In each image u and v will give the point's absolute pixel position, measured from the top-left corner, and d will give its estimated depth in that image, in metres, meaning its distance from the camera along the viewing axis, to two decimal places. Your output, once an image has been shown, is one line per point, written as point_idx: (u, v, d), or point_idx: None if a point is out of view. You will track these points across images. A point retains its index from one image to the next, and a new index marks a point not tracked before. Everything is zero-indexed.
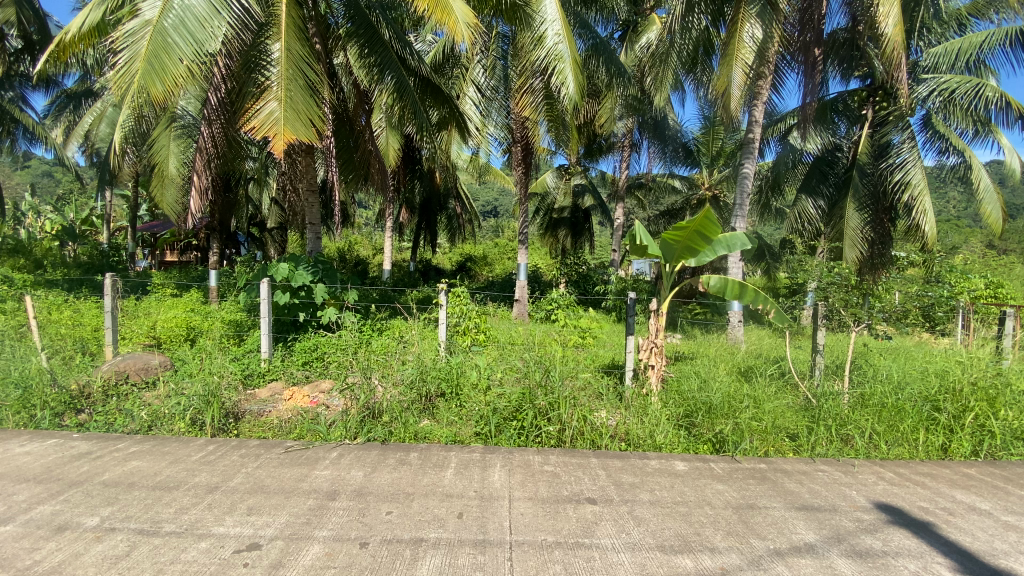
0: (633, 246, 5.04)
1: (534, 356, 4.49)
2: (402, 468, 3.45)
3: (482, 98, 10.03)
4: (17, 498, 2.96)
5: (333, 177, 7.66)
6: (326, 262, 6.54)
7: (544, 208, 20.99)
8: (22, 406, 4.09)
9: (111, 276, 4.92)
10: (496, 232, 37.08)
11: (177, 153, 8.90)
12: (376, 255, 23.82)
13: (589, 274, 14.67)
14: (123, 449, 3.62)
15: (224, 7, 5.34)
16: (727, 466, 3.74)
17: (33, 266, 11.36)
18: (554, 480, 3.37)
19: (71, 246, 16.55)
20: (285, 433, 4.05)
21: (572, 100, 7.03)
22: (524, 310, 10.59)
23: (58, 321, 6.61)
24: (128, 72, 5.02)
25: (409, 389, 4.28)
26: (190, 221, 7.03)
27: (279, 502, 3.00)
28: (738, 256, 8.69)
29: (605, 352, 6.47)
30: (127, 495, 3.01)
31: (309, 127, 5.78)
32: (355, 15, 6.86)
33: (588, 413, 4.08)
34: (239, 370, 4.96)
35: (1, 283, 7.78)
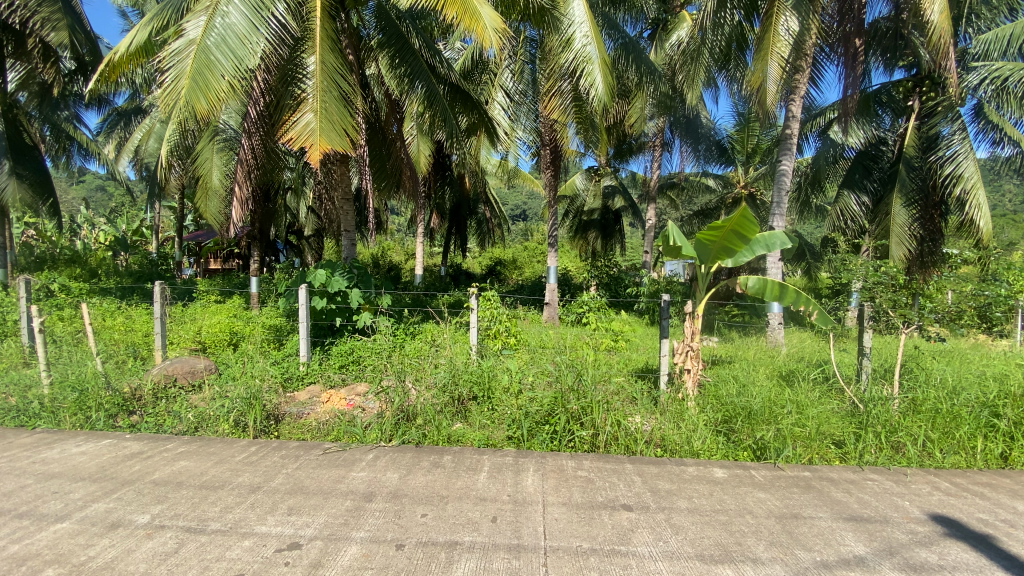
0: (666, 247, 4.94)
1: (565, 360, 4.45)
2: (436, 471, 3.48)
3: (511, 102, 9.87)
4: (73, 496, 3.12)
5: (367, 185, 7.83)
6: (361, 267, 6.65)
7: (574, 210, 20.91)
8: (79, 408, 4.32)
9: (159, 284, 5.16)
10: (526, 237, 37.01)
11: (221, 164, 9.27)
12: (408, 260, 24.23)
13: (621, 276, 14.50)
14: (171, 449, 3.78)
15: (262, 23, 5.55)
16: (769, 473, 3.61)
17: (89, 275, 12.03)
18: (588, 485, 3.33)
19: (123, 255, 17.39)
20: (323, 434, 4.16)
21: (601, 101, 6.92)
22: (554, 313, 10.58)
23: (112, 328, 6.97)
24: (175, 89, 5.28)
25: (442, 392, 4.33)
26: (231, 230, 7.31)
27: (318, 503, 3.07)
28: (777, 256, 8.43)
29: (639, 356, 6.36)
30: (175, 494, 3.14)
31: (344, 137, 5.94)
32: (386, 26, 7.03)
33: (621, 418, 4.02)
34: (280, 373, 5.10)
35: (60, 292, 8.25)
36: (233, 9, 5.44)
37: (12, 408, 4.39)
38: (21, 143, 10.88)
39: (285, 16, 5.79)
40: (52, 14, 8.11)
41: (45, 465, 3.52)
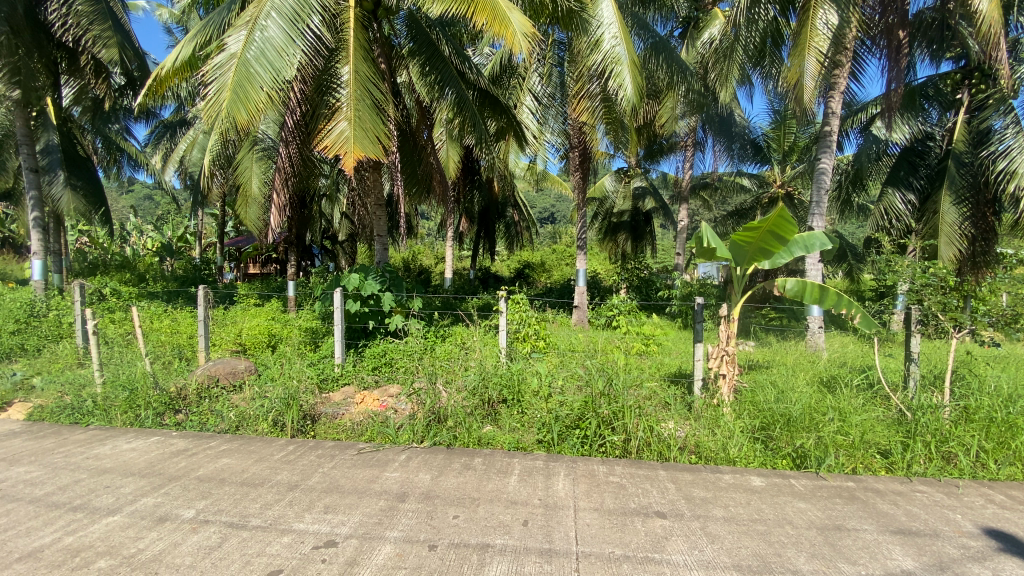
0: (700, 249, 4.84)
1: (595, 364, 4.40)
2: (467, 473, 3.50)
3: (539, 105, 9.95)
4: (124, 490, 3.28)
5: (399, 191, 7.97)
6: (393, 271, 6.80)
7: (603, 212, 20.75)
8: (129, 406, 4.54)
9: (203, 287, 5.37)
10: (554, 239, 36.94)
11: (260, 173, 9.63)
12: (438, 264, 24.53)
13: (651, 278, 14.29)
14: (215, 446, 3.93)
15: (298, 36, 5.73)
16: (809, 483, 3.48)
17: (138, 280, 12.66)
18: (620, 491, 3.28)
19: (168, 260, 18.21)
20: (357, 435, 4.25)
21: (631, 103, 6.83)
22: (583, 316, 10.49)
23: (159, 330, 7.31)
24: (216, 101, 5.50)
25: (471, 395, 4.36)
26: (270, 236, 7.56)
27: (353, 502, 3.13)
28: (816, 258, 8.14)
29: (671, 360, 6.25)
30: (218, 490, 3.26)
31: (377, 144, 6.07)
32: (417, 35, 7.17)
33: (653, 423, 3.95)
34: (316, 374, 5.23)
35: (111, 296, 8.68)
36: (271, 23, 5.63)
37: (70, 405, 4.66)
38: (76, 155, 11.60)
39: (320, 28, 5.98)
40: (103, 32, 8.50)
41: (99, 460, 3.71)
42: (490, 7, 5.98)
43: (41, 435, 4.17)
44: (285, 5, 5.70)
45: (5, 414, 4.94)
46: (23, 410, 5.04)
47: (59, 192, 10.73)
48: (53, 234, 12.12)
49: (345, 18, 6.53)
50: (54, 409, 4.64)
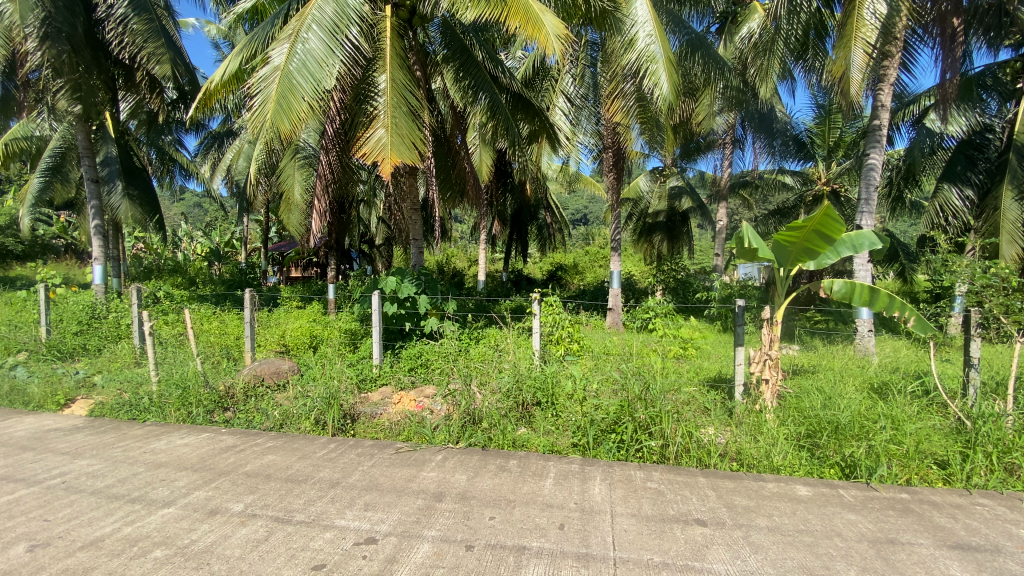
0: (741, 249, 4.71)
1: (631, 367, 4.35)
2: (503, 475, 3.51)
3: (573, 107, 9.95)
4: (178, 483, 3.46)
5: (433, 195, 8.10)
6: (428, 274, 6.91)
7: (637, 213, 20.46)
8: (182, 403, 4.78)
9: (249, 290, 5.60)
10: (587, 241, 36.65)
11: (301, 180, 9.98)
12: (472, 267, 24.80)
13: (688, 280, 13.98)
14: (261, 443, 4.09)
15: (337, 46, 5.92)
16: (859, 494, 3.33)
17: (189, 283, 13.32)
18: (658, 498, 3.22)
19: (217, 265, 19.08)
20: (395, 434, 4.34)
21: (667, 101, 6.70)
22: (618, 319, 10.34)
23: (208, 332, 7.66)
24: (262, 112, 5.74)
25: (506, 397, 4.38)
26: (311, 241, 7.81)
27: (392, 500, 3.20)
28: (865, 258, 7.78)
29: (710, 364, 6.09)
30: (264, 486, 3.39)
31: (412, 149, 6.18)
32: (451, 42, 7.29)
33: (692, 429, 3.86)
34: (355, 374, 5.39)
35: (165, 299, 9.14)
36: (312, 35, 5.83)
37: (128, 402, 4.94)
38: (132, 166, 12.31)
39: (359, 38, 6.16)
40: (156, 49, 8.99)
41: (154, 454, 3.92)
42: (523, 11, 6.01)
43: (102, 430, 4.43)
44: (325, 17, 5.90)
45: (70, 409, 5.27)
46: (86, 405, 5.37)
47: (117, 202, 11.33)
48: (112, 240, 12.88)
49: (382, 28, 6.71)
50: (114, 405, 4.93)
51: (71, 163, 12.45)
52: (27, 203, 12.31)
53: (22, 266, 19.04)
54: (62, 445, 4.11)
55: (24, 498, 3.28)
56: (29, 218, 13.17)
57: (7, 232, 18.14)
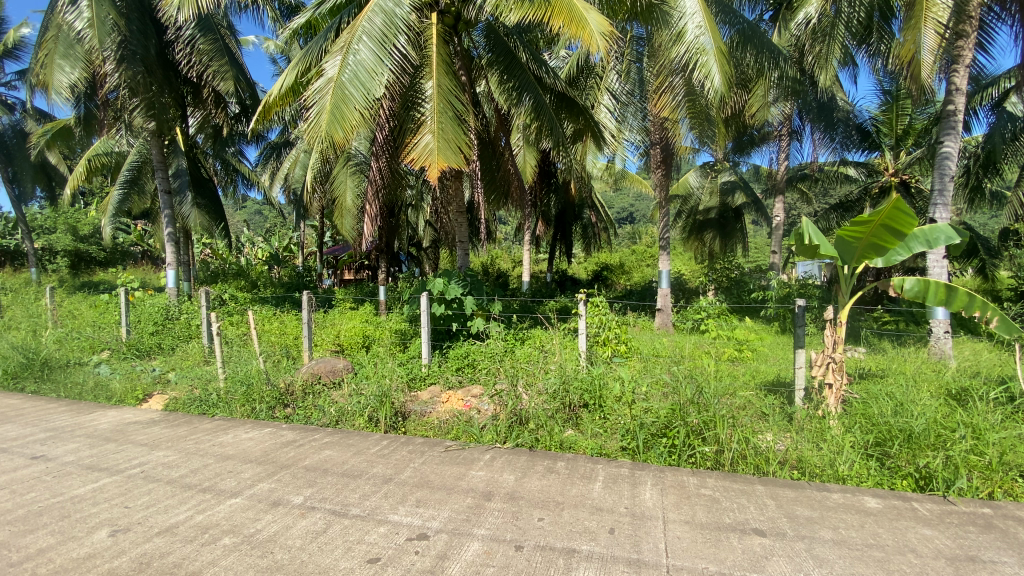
0: (800, 246, 4.49)
1: (682, 370, 4.25)
2: (551, 476, 3.50)
3: (619, 104, 9.82)
4: (244, 475, 3.68)
5: (479, 197, 8.16)
6: (474, 275, 7.01)
7: (687, 209, 19.90)
8: (247, 400, 5.09)
9: (306, 293, 5.87)
10: (633, 240, 36.04)
11: (353, 187, 10.36)
12: (516, 267, 24.92)
13: (742, 279, 13.44)
14: (319, 439, 4.28)
15: (386, 56, 6.11)
16: (936, 508, 3.08)
17: (251, 287, 14.14)
18: (713, 505, 3.12)
19: (276, 269, 20.13)
20: (444, 433, 4.42)
21: (719, 94, 6.47)
22: (667, 320, 10.04)
23: (270, 332, 8.11)
24: (317, 123, 6.00)
25: (553, 398, 4.37)
26: (362, 244, 8.08)
27: (442, 497, 3.26)
28: (940, 254, 7.22)
29: (768, 368, 5.83)
30: (321, 479, 3.55)
31: (458, 153, 6.29)
32: (495, 45, 7.37)
33: (749, 434, 3.71)
34: (405, 373, 5.54)
35: (230, 301, 9.74)
36: (363, 46, 6.04)
37: (198, 398, 5.29)
38: (200, 177, 13.20)
39: (406, 47, 6.36)
40: (221, 67, 9.58)
41: (222, 447, 4.18)
42: (566, 10, 5.98)
43: (176, 424, 4.78)
44: (374, 28, 6.09)
45: (148, 403, 5.71)
46: (162, 400, 5.81)
47: (188, 211, 12.32)
48: (183, 247, 13.87)
49: (428, 36, 6.88)
50: (187, 400, 5.30)
51: (146, 176, 13.48)
52: (110, 214, 13.45)
53: (105, 271, 20.75)
54: (141, 437, 4.46)
55: (108, 485, 3.58)
56: (111, 228, 14.34)
57: (92, 240, 19.78)
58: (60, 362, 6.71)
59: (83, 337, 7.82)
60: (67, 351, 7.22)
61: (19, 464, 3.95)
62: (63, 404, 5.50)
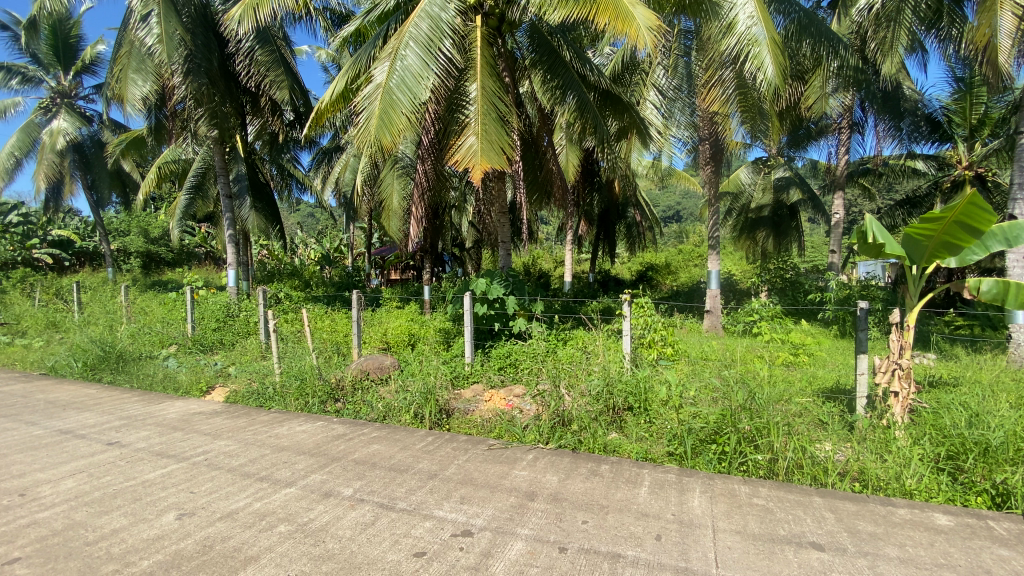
0: (863, 245, 4.24)
1: (733, 375, 4.19)
2: (595, 479, 3.47)
3: (665, 99, 9.50)
4: (298, 466, 3.85)
5: (521, 198, 8.17)
6: (516, 275, 7.03)
7: (737, 207, 19.18)
8: (301, 394, 5.33)
9: (355, 292, 6.07)
10: (679, 240, 35.17)
11: (399, 189, 10.62)
12: (557, 267, 24.85)
13: (798, 279, 12.80)
14: (367, 433, 4.43)
15: (432, 61, 6.23)
16: (1016, 528, 2.83)
17: (304, 286, 14.79)
18: (766, 516, 2.99)
19: (326, 269, 20.90)
20: (487, 431, 4.46)
21: (772, 86, 6.18)
22: (717, 322, 9.69)
23: (322, 329, 8.44)
24: (366, 128, 6.19)
25: (596, 400, 4.32)
26: (408, 245, 8.26)
27: (486, 495, 3.30)
28: (1022, 253, 6.63)
29: (825, 374, 5.55)
30: (370, 473, 3.66)
31: (501, 154, 6.34)
32: (539, 44, 7.37)
33: (806, 443, 3.55)
34: (449, 371, 5.64)
35: (285, 299, 10.22)
36: (410, 52, 6.18)
37: (256, 391, 5.58)
38: (258, 182, 13.91)
39: (452, 51, 6.46)
40: (277, 76, 10.05)
41: (278, 439, 4.39)
42: (612, 6, 5.91)
43: (236, 415, 5.06)
44: (421, 34, 6.22)
45: (210, 395, 6.07)
46: (223, 393, 6.16)
47: (247, 214, 13.00)
48: (242, 248, 14.65)
49: (472, 38, 6.98)
50: (245, 393, 5.60)
51: (209, 182, 14.33)
52: (177, 218, 14.44)
53: (172, 271, 22.23)
54: (205, 427, 4.75)
55: (175, 472, 3.83)
56: (178, 231, 15.36)
57: (161, 242, 21.53)
58: (133, 355, 7.24)
59: (153, 332, 8.39)
60: (139, 345, 7.77)
61: (97, 449, 4.29)
62: (136, 394, 5.93)
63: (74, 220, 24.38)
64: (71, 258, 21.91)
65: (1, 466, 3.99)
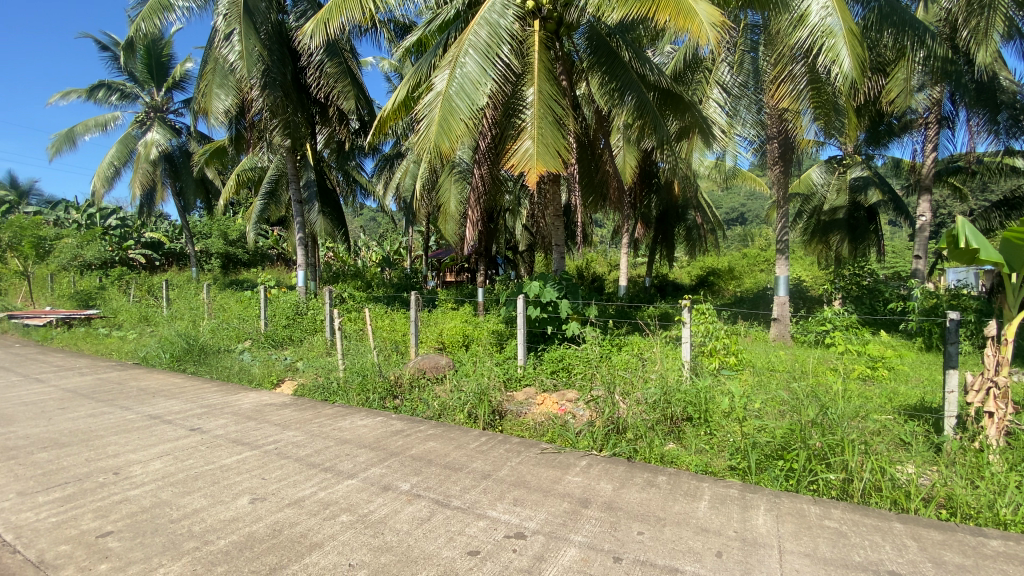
0: (953, 250, 3.89)
1: (803, 388, 4.00)
2: (651, 490, 3.38)
3: (730, 97, 9.10)
4: (359, 458, 4.02)
5: (576, 201, 8.09)
6: (569, 279, 6.97)
7: (808, 210, 18.06)
8: (362, 389, 5.57)
9: (414, 293, 6.27)
10: (744, 244, 33.60)
11: (456, 193, 10.85)
12: (612, 271, 24.47)
13: (877, 287, 11.86)
14: (424, 430, 4.56)
15: (490, 67, 6.34)
16: None
17: (366, 286, 15.43)
18: (839, 539, 2.79)
19: (387, 270, 21.69)
20: (539, 435, 4.46)
21: (849, 80, 5.77)
22: (784, 331, 9.15)
23: (382, 328, 8.79)
24: (426, 134, 6.38)
25: (653, 409, 4.20)
26: (464, 248, 8.40)
27: (539, 499, 3.30)
28: None
29: (908, 391, 5.11)
30: (426, 469, 3.77)
31: (557, 158, 6.33)
32: (598, 45, 7.31)
33: (885, 464, 3.29)
34: (502, 373, 5.70)
35: (348, 299, 10.71)
36: (469, 59, 6.32)
37: (322, 385, 5.89)
38: (325, 188, 14.67)
39: (509, 56, 6.54)
40: (344, 87, 10.59)
41: (341, 432, 4.61)
42: (674, 3, 5.77)
43: (303, 407, 5.37)
44: (480, 41, 6.35)
45: (280, 387, 6.48)
46: (291, 386, 6.54)
47: (315, 218, 13.79)
48: (310, 250, 15.50)
49: (530, 43, 7.02)
50: (312, 387, 5.92)
51: (281, 188, 15.28)
52: (253, 221, 15.54)
53: (248, 271, 23.92)
54: (275, 418, 5.07)
55: (248, 458, 4.12)
56: (254, 234, 16.49)
57: (238, 244, 23.23)
58: (213, 348, 7.85)
59: (231, 327, 9.04)
60: (218, 338, 8.41)
61: (181, 434, 4.68)
62: (215, 385, 6.41)
63: (163, 223, 26.76)
64: (160, 258, 24.07)
65: (100, 445, 4.44)
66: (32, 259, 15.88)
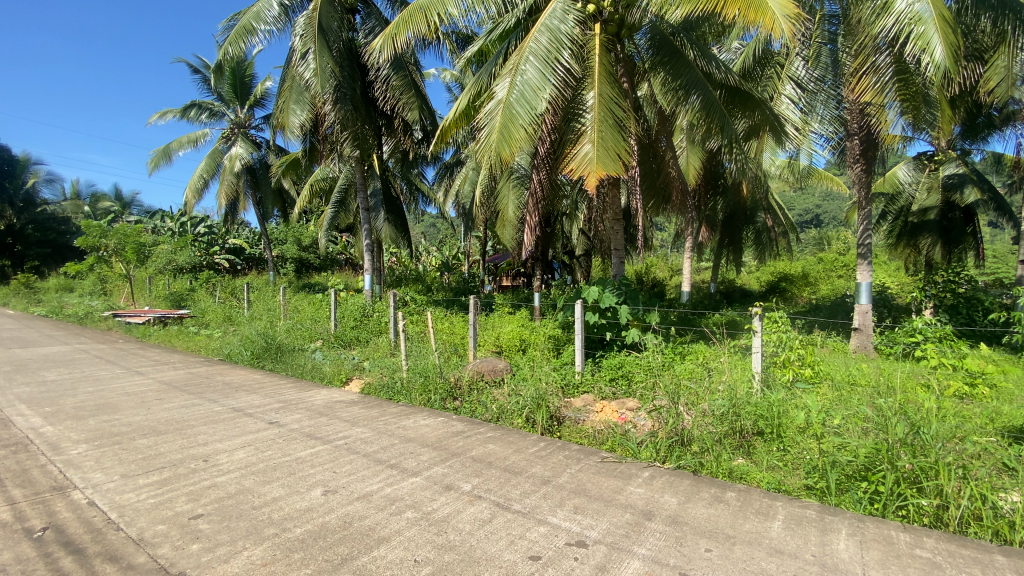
0: None
1: (891, 405, 3.70)
2: (719, 506, 3.24)
3: (805, 92, 8.60)
4: (422, 457, 4.15)
5: (637, 204, 7.90)
6: (629, 283, 6.86)
7: (893, 210, 16.63)
8: (425, 389, 5.75)
9: (473, 297, 6.40)
10: (821, 248, 31.44)
11: (515, 199, 10.98)
12: (673, 276, 23.70)
13: (975, 295, 10.73)
14: (483, 432, 4.64)
15: (550, 72, 6.36)
16: None
17: (426, 291, 15.90)
18: (933, 571, 2.55)
19: (447, 275, 22.22)
20: (599, 443, 4.42)
21: (940, 70, 5.25)
22: (866, 342, 8.47)
23: (442, 331, 9.03)
24: (487, 142, 6.50)
25: (720, 421, 4.05)
26: (523, 252, 8.45)
27: (600, 508, 3.26)
28: None
29: (1014, 411, 4.59)
30: (486, 471, 3.83)
31: (617, 161, 6.24)
32: (660, 43, 7.13)
33: (987, 491, 2.97)
34: (559, 378, 5.68)
35: (410, 303, 11.08)
36: (529, 66, 6.38)
37: (387, 384, 6.15)
38: (391, 196, 15.29)
39: (570, 61, 6.54)
40: (409, 99, 11.02)
41: (404, 430, 4.79)
42: None
43: (370, 405, 5.62)
44: (540, 47, 6.41)
45: (349, 386, 6.80)
46: (358, 383, 6.86)
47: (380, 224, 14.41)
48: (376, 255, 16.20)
49: (591, 47, 6.97)
50: (378, 386, 6.19)
51: (350, 196, 16.10)
52: (324, 228, 16.49)
53: (318, 275, 25.36)
54: (345, 414, 5.35)
55: (320, 452, 4.37)
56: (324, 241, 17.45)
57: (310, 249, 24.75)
58: (288, 347, 8.40)
59: (304, 328, 9.59)
60: (293, 337, 8.97)
61: (261, 426, 5.04)
62: (290, 381, 6.86)
63: (245, 229, 28.95)
64: (241, 262, 26.02)
65: (192, 434, 4.88)
66: (134, 264, 17.69)
